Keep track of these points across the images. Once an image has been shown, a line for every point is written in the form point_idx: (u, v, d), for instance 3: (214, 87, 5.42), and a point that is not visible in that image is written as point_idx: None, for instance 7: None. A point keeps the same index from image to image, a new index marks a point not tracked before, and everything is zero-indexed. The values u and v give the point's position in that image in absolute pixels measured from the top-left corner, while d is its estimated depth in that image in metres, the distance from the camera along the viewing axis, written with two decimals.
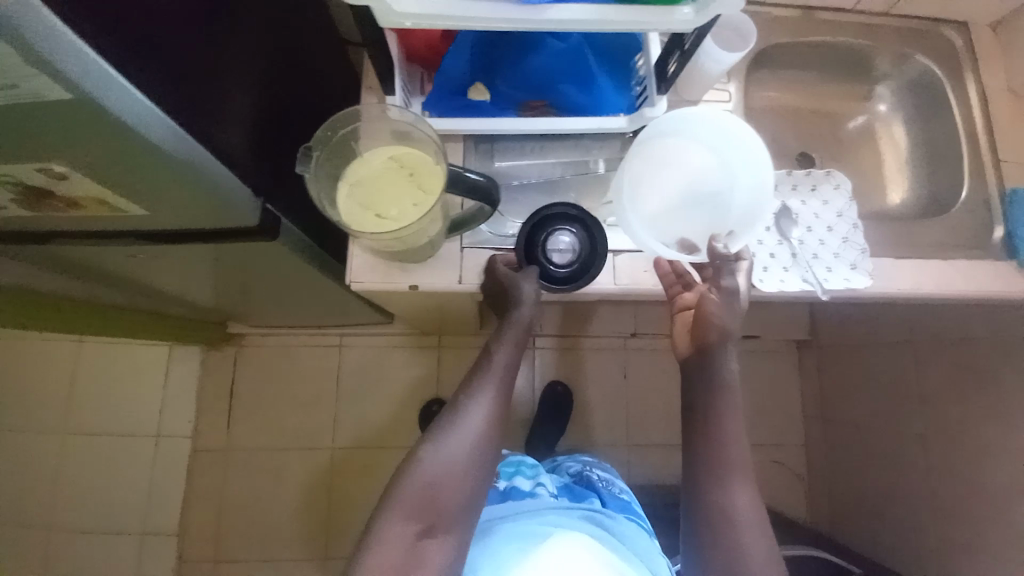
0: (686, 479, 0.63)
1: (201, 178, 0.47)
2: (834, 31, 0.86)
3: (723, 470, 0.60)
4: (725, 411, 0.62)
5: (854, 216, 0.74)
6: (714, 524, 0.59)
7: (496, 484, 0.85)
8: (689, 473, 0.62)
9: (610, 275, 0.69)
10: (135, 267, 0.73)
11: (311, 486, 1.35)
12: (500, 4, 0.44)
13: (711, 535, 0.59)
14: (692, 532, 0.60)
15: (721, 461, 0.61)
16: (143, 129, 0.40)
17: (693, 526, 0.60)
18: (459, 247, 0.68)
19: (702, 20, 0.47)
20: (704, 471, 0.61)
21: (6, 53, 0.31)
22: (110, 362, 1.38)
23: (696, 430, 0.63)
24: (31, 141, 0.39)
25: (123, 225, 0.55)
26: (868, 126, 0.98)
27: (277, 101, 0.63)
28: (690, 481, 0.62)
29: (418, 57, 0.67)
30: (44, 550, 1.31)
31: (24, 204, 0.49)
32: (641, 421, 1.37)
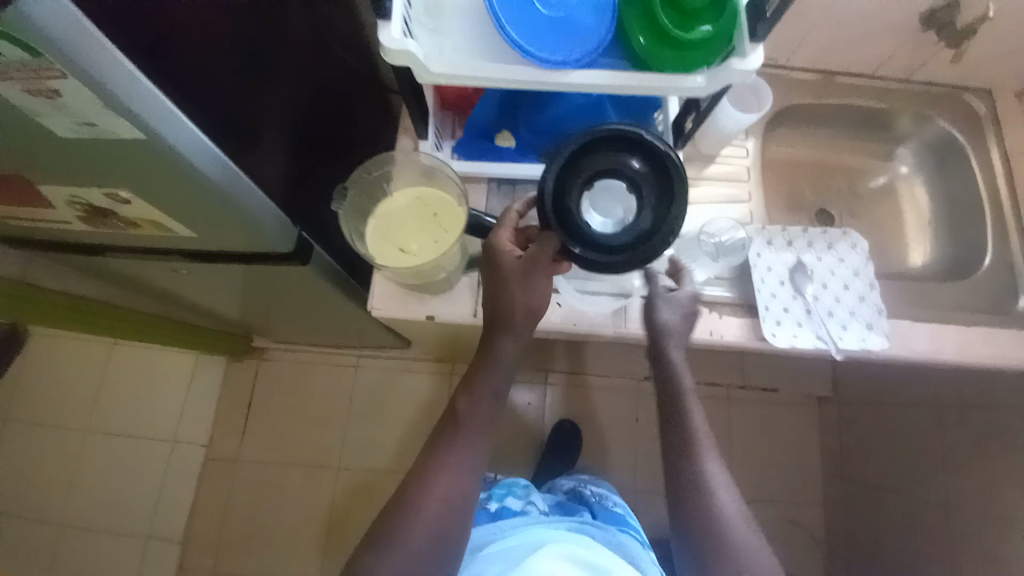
0: (666, 480, 0.62)
1: (243, 207, 0.51)
2: (853, 94, 0.89)
3: (700, 467, 0.60)
4: (695, 410, 0.62)
5: (870, 274, 0.74)
6: (698, 526, 0.58)
7: (485, 505, 0.86)
8: (665, 470, 0.62)
9: (622, 319, 0.71)
10: (174, 281, 0.78)
11: (312, 503, 1.36)
12: (527, 66, 0.49)
13: (694, 534, 0.58)
14: (680, 533, 0.60)
15: (687, 455, 0.61)
16: (195, 161, 0.43)
17: (673, 521, 0.60)
18: (475, 282, 0.71)
19: (714, 87, 0.50)
20: (674, 469, 0.61)
21: (85, 95, 0.34)
22: (138, 366, 1.45)
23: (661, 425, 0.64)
24: (97, 167, 0.43)
25: (171, 244, 0.60)
26: (889, 185, 0.97)
27: (321, 138, 0.69)
28: (666, 480, 0.62)
29: (451, 105, 0.72)
30: (53, 546, 1.34)
31: (88, 223, 0.54)
32: (649, 466, 1.34)
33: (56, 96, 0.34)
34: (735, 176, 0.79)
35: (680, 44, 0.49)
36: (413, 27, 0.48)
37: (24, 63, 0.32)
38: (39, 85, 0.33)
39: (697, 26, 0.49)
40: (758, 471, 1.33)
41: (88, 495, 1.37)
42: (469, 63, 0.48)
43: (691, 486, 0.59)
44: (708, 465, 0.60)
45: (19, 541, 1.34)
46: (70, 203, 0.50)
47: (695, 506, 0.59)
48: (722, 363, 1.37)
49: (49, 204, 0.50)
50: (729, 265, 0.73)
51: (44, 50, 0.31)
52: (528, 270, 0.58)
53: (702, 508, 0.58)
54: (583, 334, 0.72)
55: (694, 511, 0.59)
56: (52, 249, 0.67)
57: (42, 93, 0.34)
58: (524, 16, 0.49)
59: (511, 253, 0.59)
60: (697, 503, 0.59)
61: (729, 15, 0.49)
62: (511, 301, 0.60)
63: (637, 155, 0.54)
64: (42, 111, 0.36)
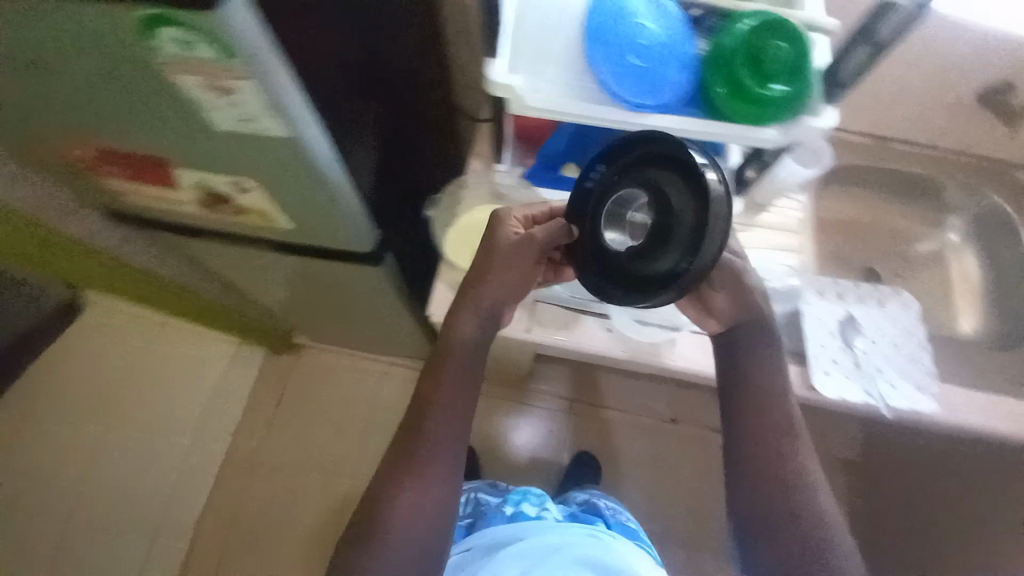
0: (751, 472, 0.61)
1: (345, 204, 0.56)
2: (905, 160, 0.92)
3: (792, 456, 0.61)
4: (778, 381, 0.63)
5: (921, 337, 0.76)
6: (795, 516, 0.58)
7: (502, 508, 0.89)
8: (746, 464, 0.62)
9: (667, 350, 0.74)
10: (248, 268, 0.83)
11: (325, 506, 1.36)
12: (615, 107, 0.54)
13: (794, 523, 0.58)
14: (772, 526, 0.59)
15: (775, 448, 0.61)
16: (321, 160, 0.48)
17: (762, 514, 0.59)
18: (532, 299, 0.77)
19: (784, 140, 0.54)
20: (762, 463, 0.61)
21: (255, 94, 0.39)
22: (180, 351, 1.49)
23: (738, 420, 0.63)
24: (235, 155, 0.48)
25: (266, 233, 0.65)
26: (939, 252, 0.97)
27: (403, 151, 0.75)
28: (749, 474, 0.61)
29: (525, 135, 0.77)
30: (69, 519, 1.35)
31: (201, 205, 0.60)
32: (667, 511, 1.31)
33: (230, 93, 0.39)
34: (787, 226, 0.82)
35: (754, 98, 0.52)
36: (518, 63, 0.54)
37: (214, 63, 0.36)
38: (220, 82, 0.38)
39: (773, 85, 0.52)
40: None
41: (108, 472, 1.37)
42: (563, 100, 0.54)
43: (783, 478, 0.60)
44: (798, 455, 0.61)
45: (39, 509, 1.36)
46: (195, 186, 0.55)
47: (787, 496, 0.59)
48: None
49: (175, 185, 0.56)
50: (780, 311, 0.76)
51: (238, 56, 0.35)
52: (524, 250, 0.61)
53: (797, 496, 0.59)
54: (626, 363, 0.76)
55: (788, 500, 0.59)
56: (151, 227, 0.74)
57: (221, 90, 0.39)
58: (612, 61, 0.53)
59: (511, 233, 0.62)
60: (791, 492, 0.59)
61: (805, 77, 0.52)
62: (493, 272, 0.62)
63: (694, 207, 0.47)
64: (210, 103, 0.41)
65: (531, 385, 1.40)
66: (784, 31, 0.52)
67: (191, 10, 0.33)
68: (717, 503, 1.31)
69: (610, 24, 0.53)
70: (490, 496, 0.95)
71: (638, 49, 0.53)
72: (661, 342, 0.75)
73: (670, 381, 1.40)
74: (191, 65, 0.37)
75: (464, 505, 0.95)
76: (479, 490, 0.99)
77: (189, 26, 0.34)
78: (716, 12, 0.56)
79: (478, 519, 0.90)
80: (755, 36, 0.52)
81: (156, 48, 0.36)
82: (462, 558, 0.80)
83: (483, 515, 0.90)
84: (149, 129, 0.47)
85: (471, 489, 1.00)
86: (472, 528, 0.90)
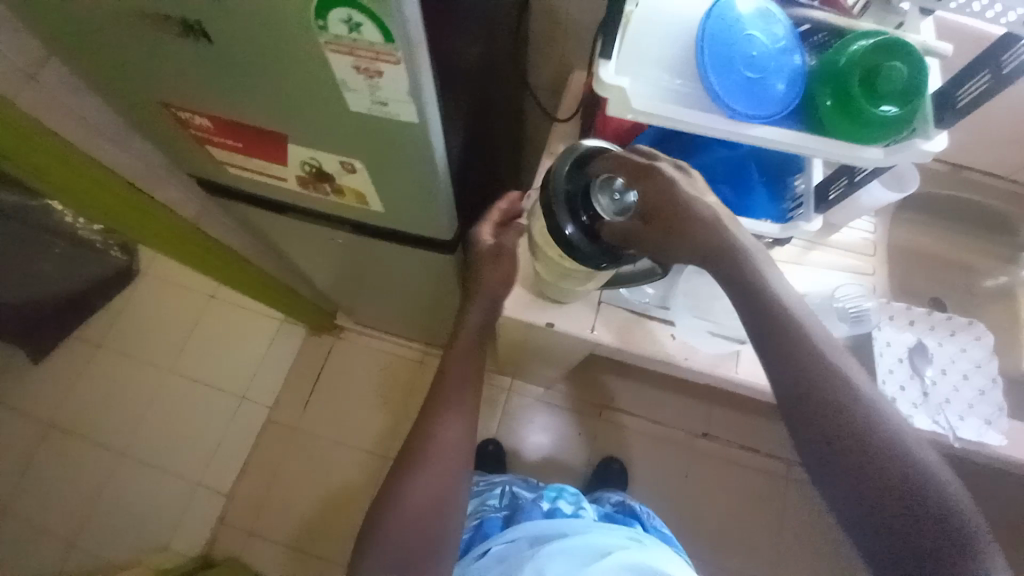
0: (827, 446, 0.45)
1: (441, 193, 0.58)
2: (983, 191, 0.92)
3: (877, 415, 0.45)
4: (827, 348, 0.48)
5: (992, 370, 0.75)
6: (904, 507, 0.42)
7: (539, 504, 0.91)
8: (814, 434, 0.46)
9: (733, 363, 0.73)
10: (318, 246, 0.85)
11: (353, 486, 1.37)
12: (719, 117, 0.54)
13: (903, 505, 0.42)
14: (870, 513, 0.43)
15: (867, 438, 0.44)
16: (434, 148, 0.50)
17: (854, 498, 0.43)
18: (597, 301, 0.77)
19: (890, 161, 0.54)
20: (839, 440, 0.44)
21: (399, 81, 0.41)
22: (227, 323, 1.51)
23: (792, 377, 0.47)
24: (356, 138, 0.50)
25: (354, 215, 0.69)
26: (1010, 288, 0.95)
27: (485, 144, 0.76)
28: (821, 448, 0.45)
29: (603, 139, 0.78)
30: (105, 476, 1.35)
31: (302, 184, 0.63)
32: (692, 528, 1.29)
33: (377, 77, 0.41)
34: (858, 248, 0.82)
35: (863, 118, 0.52)
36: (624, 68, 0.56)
37: (372, 47, 0.38)
38: (371, 66, 0.40)
39: (885, 105, 0.51)
40: (808, 559, 1.26)
41: (145, 433, 1.39)
42: (668, 106, 0.54)
43: (872, 447, 0.44)
44: (883, 414, 0.45)
45: (71, 465, 1.36)
46: (303, 164, 0.59)
47: (885, 474, 0.43)
48: (783, 437, 1.34)
49: (283, 162, 0.59)
50: (847, 333, 0.73)
51: (399, 42, 0.37)
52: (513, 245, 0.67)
53: (897, 469, 0.43)
54: (688, 373, 0.76)
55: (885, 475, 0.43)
56: (236, 198, 0.76)
57: (369, 74, 0.41)
58: (722, 69, 0.54)
59: (484, 237, 0.73)
60: (890, 475, 0.43)
61: (918, 100, 0.51)
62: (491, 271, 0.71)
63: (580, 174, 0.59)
64: (351, 85, 0.43)
65: (564, 387, 1.41)
66: (904, 51, 0.51)
67: None
68: (744, 526, 1.29)
69: (724, 32, 0.53)
70: (526, 491, 0.96)
71: (748, 61, 0.53)
72: (725, 354, 0.74)
73: (705, 397, 1.38)
74: (348, 47, 0.38)
75: (499, 497, 0.96)
76: (513, 483, 0.99)
77: (360, 9, 0.35)
78: (832, 30, 0.56)
79: (515, 513, 0.91)
80: (873, 56, 0.51)
81: (319, 28, 0.37)
82: (504, 549, 0.82)
83: (520, 508, 0.91)
84: (281, 105, 0.49)
85: (504, 482, 1.00)
86: (509, 521, 0.90)
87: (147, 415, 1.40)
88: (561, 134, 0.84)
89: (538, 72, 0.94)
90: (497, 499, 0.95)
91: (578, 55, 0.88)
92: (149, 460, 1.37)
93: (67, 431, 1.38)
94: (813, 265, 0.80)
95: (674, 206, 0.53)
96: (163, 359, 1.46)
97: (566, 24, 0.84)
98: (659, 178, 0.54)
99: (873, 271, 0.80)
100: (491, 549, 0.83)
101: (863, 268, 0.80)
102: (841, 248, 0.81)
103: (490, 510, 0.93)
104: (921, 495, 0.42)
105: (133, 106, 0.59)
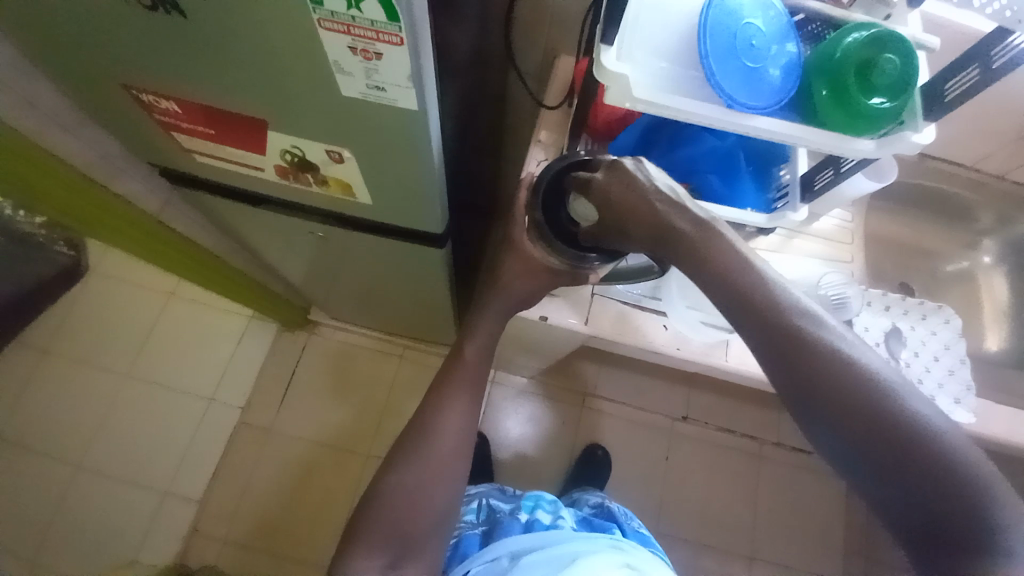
0: (855, 444, 0.42)
1: (434, 186, 0.56)
2: (947, 180, 0.98)
3: (907, 408, 0.42)
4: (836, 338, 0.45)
5: (961, 350, 0.79)
6: (940, 497, 0.40)
7: (517, 516, 0.85)
8: (851, 440, 0.43)
9: (722, 352, 0.75)
10: (295, 240, 0.81)
11: (332, 486, 1.31)
12: (718, 106, 0.53)
13: (945, 497, 0.40)
14: (917, 511, 0.41)
15: (896, 430, 0.41)
16: (430, 137, 0.48)
17: (896, 495, 0.41)
18: (590, 292, 0.77)
19: (881, 153, 0.54)
20: (869, 439, 0.42)
21: (401, 63, 0.38)
22: (191, 321, 1.41)
23: (820, 377, 0.44)
24: (348, 126, 0.48)
25: (337, 207, 0.65)
26: (968, 271, 1.07)
27: (473, 134, 0.74)
28: (861, 446, 0.42)
29: (593, 129, 0.78)
30: (65, 488, 1.27)
31: (283, 174, 0.59)
32: (674, 508, 1.33)
33: (375, 60, 0.38)
34: (839, 236, 0.84)
35: (858, 109, 0.52)
36: (623, 54, 0.54)
37: (374, 25, 0.36)
38: (370, 47, 0.37)
39: (879, 98, 0.52)
40: (783, 533, 1.32)
41: (105, 440, 1.31)
42: (667, 95, 0.53)
43: (915, 442, 0.41)
44: (914, 405, 0.42)
45: (24, 481, 1.26)
46: (285, 153, 0.55)
47: (918, 466, 0.40)
48: (759, 418, 1.39)
49: (262, 151, 0.56)
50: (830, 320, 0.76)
51: (403, 23, 0.35)
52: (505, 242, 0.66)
53: (938, 465, 0.40)
54: (680, 361, 0.77)
55: (929, 469, 0.40)
56: (204, 190, 0.70)
57: (366, 56, 0.38)
58: (722, 56, 0.53)
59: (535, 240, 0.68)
60: (923, 469, 0.40)
61: (910, 93, 0.52)
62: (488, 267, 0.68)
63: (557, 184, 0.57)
64: (346, 67, 0.40)
65: (548, 378, 1.41)
66: (896, 44, 0.51)
67: None
68: (724, 504, 1.34)
69: (724, 19, 0.53)
70: (503, 503, 0.92)
71: (747, 50, 0.53)
72: (712, 340, 0.75)
73: (686, 381, 1.40)
74: (346, 24, 0.36)
75: (475, 512, 0.91)
76: (490, 495, 0.94)
77: None
78: (827, 21, 0.57)
79: (493, 528, 0.85)
80: (867, 48, 0.52)
81: (315, 2, 0.34)
82: (482, 571, 0.75)
83: (499, 523, 0.85)
84: (265, 89, 0.45)
85: (481, 494, 0.95)
86: (488, 536, 0.85)
87: (104, 423, 1.32)
88: (551, 121, 0.83)
89: (524, 58, 0.91)
90: (474, 514, 0.90)
91: (565, 40, 0.87)
92: (109, 469, 1.29)
93: (18, 443, 1.28)
94: (798, 255, 0.82)
95: (653, 213, 0.49)
96: (121, 362, 1.37)
97: (555, 8, 0.82)
98: (602, 188, 0.51)
99: (852, 258, 0.83)
100: (468, 572, 0.75)
101: (843, 256, 0.83)
102: (823, 238, 0.84)
103: (467, 527, 0.87)
104: (963, 489, 0.40)
105: (87, 88, 0.53)
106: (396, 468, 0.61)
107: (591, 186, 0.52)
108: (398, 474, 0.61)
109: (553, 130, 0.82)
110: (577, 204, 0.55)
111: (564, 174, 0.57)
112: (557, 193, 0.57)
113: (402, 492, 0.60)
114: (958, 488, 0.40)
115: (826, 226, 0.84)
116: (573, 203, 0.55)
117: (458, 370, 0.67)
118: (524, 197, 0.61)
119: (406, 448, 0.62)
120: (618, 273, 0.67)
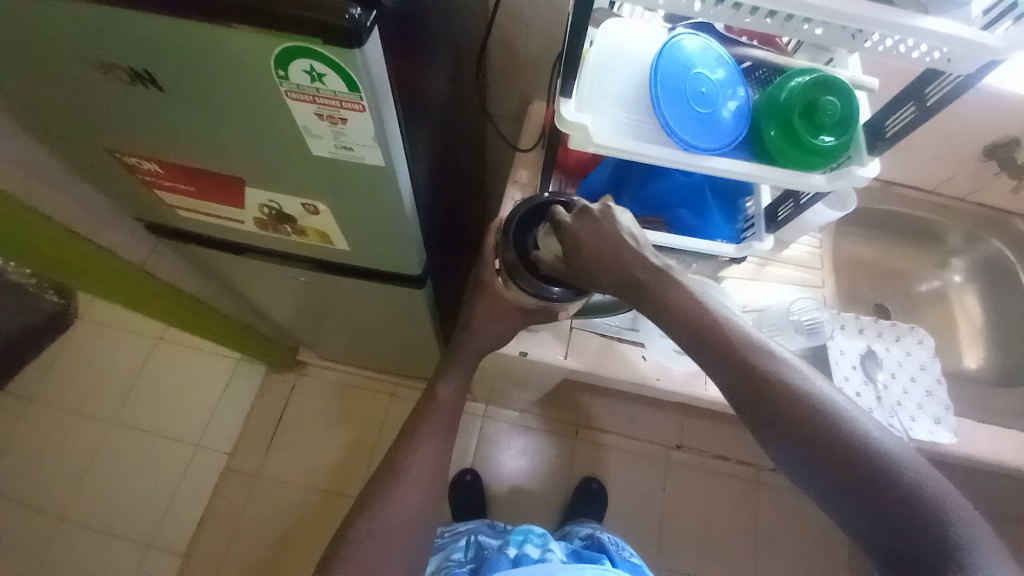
0: (821, 474, 0.43)
1: (407, 231, 0.58)
2: (911, 204, 1.02)
3: (868, 434, 0.43)
4: (796, 371, 0.46)
5: (936, 371, 0.81)
6: (907, 523, 0.40)
7: (505, 550, 0.83)
8: (817, 471, 0.43)
9: (701, 381, 0.76)
10: (280, 283, 0.83)
11: (319, 530, 1.27)
12: (674, 149, 0.57)
13: (914, 524, 0.40)
14: (885, 529, 0.41)
15: (859, 458, 0.42)
16: (399, 188, 0.51)
17: (868, 521, 0.42)
18: (569, 326, 0.78)
19: (833, 186, 0.57)
20: (835, 470, 0.43)
21: (365, 127, 0.42)
22: (179, 365, 1.41)
23: (781, 410, 0.45)
24: (320, 181, 0.51)
25: (317, 254, 0.67)
26: (942, 291, 1.09)
27: (450, 177, 0.77)
28: (818, 465, 0.43)
29: (565, 169, 0.83)
30: (44, 544, 1.23)
31: (263, 225, 0.61)
32: (672, 540, 1.30)
33: (341, 124, 0.42)
34: (808, 262, 0.87)
35: (806, 147, 0.55)
36: (583, 103, 0.58)
37: (337, 94, 0.39)
38: (335, 113, 0.41)
39: (824, 136, 0.55)
40: (784, 563, 1.29)
41: (87, 491, 1.28)
42: (625, 140, 0.56)
43: (872, 459, 0.42)
44: (875, 431, 0.43)
45: (2, 537, 1.22)
46: (263, 207, 0.57)
47: (883, 494, 0.41)
48: (753, 443, 1.38)
49: (241, 205, 0.58)
50: (805, 344, 0.78)
51: (364, 92, 0.39)
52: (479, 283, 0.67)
53: (902, 490, 0.41)
54: (661, 393, 0.78)
55: (894, 496, 0.41)
56: (189, 241, 0.73)
57: (333, 120, 0.42)
58: (674, 103, 0.56)
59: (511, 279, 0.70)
60: (887, 497, 0.41)
61: (853, 130, 0.55)
62: (465, 307, 0.69)
63: (531, 221, 0.59)
64: (315, 130, 0.44)
65: (539, 410, 1.40)
66: (836, 87, 0.55)
67: (332, 47, 0.35)
68: (722, 534, 1.31)
69: (674, 69, 0.57)
70: (491, 539, 0.91)
71: (697, 97, 0.57)
72: (689, 370, 0.77)
73: (678, 408, 1.40)
74: (312, 94, 0.40)
75: (464, 549, 0.89)
76: (479, 532, 0.93)
77: (323, 60, 0.37)
78: (773, 67, 0.61)
79: (481, 565, 0.83)
80: (810, 92, 0.55)
81: (282, 78, 0.39)
82: None
83: (486, 560, 0.83)
84: (242, 149, 0.49)
85: (470, 532, 0.94)
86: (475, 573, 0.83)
87: (87, 473, 1.29)
88: (526, 162, 0.86)
89: (501, 104, 0.96)
90: (463, 552, 0.89)
91: (538, 86, 0.91)
92: (90, 521, 1.25)
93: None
94: (770, 281, 0.84)
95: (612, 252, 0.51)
96: (107, 409, 1.35)
97: (526, 56, 0.87)
98: (569, 233, 0.53)
99: (822, 283, 0.86)
100: None
101: (813, 282, 0.86)
102: (794, 264, 0.87)
103: (455, 566, 0.86)
104: (930, 514, 0.40)
105: (72, 149, 0.56)
106: (372, 512, 0.60)
107: (560, 229, 0.53)
108: (373, 517, 0.60)
109: (529, 170, 0.86)
110: (547, 237, 0.56)
111: (533, 216, 0.59)
112: (528, 229, 0.59)
113: (379, 536, 0.59)
114: (925, 506, 0.40)
115: (795, 252, 0.87)
116: (542, 236, 0.57)
117: (438, 407, 0.68)
118: (494, 239, 0.63)
119: (383, 491, 0.62)
120: (586, 307, 0.70)
